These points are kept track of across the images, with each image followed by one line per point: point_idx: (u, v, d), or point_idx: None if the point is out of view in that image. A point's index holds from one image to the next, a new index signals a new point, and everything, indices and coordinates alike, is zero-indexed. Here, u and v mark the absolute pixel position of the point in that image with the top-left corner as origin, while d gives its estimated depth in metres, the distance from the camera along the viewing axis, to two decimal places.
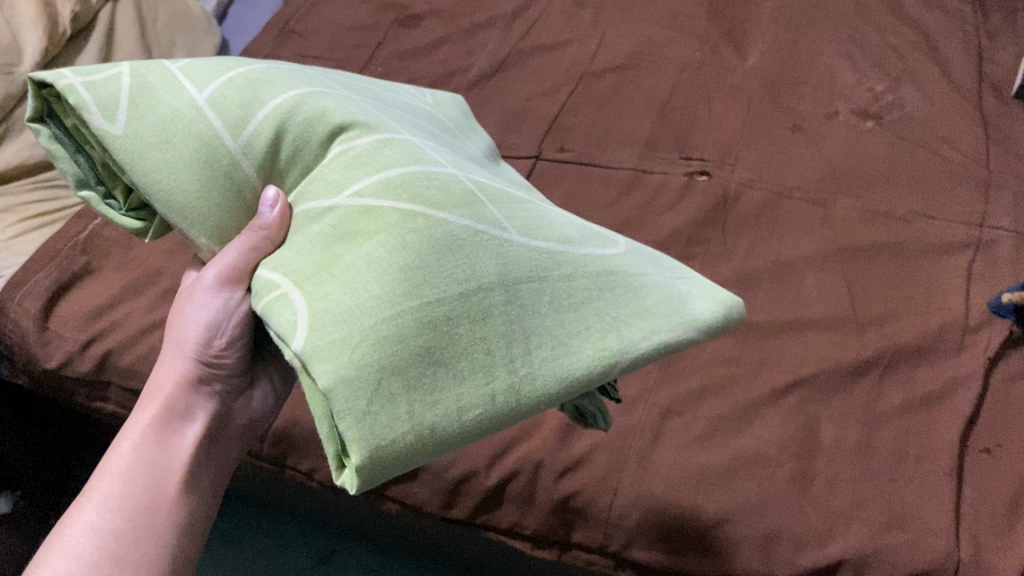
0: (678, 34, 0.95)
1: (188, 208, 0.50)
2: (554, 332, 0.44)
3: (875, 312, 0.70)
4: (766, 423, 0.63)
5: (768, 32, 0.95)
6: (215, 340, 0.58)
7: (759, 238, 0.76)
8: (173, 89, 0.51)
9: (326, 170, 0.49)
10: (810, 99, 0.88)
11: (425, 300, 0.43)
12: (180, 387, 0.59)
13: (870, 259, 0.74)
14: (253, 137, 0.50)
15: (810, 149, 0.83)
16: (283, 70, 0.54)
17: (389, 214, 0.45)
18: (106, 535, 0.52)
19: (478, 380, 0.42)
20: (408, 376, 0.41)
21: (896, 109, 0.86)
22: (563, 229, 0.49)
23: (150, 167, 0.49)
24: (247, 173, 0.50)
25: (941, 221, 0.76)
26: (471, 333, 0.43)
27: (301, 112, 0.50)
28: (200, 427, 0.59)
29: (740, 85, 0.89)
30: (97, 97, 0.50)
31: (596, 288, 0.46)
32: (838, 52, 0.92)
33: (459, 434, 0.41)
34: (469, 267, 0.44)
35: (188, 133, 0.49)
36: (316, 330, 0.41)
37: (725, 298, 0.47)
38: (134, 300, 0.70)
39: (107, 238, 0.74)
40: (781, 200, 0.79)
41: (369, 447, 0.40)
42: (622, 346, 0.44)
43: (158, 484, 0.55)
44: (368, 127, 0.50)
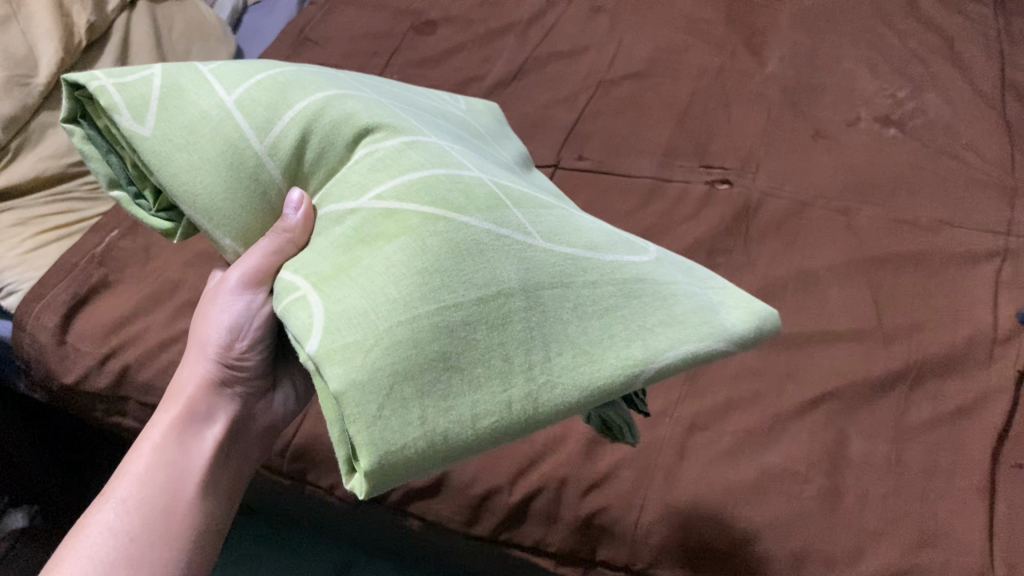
0: (696, 39, 0.94)
1: (213, 208, 0.49)
2: (576, 339, 0.44)
3: (901, 324, 0.69)
4: (794, 439, 0.63)
5: (786, 38, 0.94)
6: (237, 343, 0.58)
7: (782, 248, 0.76)
8: (202, 91, 0.51)
9: (351, 173, 0.49)
10: (831, 106, 0.87)
11: (444, 305, 0.42)
12: (202, 389, 0.59)
13: (896, 270, 0.73)
14: (279, 139, 0.49)
15: (832, 158, 0.82)
16: (312, 73, 0.54)
17: (410, 216, 0.45)
18: (123, 537, 0.53)
19: (494, 387, 0.42)
20: (424, 381, 0.41)
21: (918, 115, 0.85)
22: (591, 235, 0.49)
23: (177, 167, 0.49)
24: (273, 175, 0.50)
25: (966, 231, 0.75)
26: (489, 339, 0.43)
27: (327, 114, 0.50)
28: (220, 430, 0.59)
29: (760, 92, 0.88)
30: (128, 98, 0.50)
31: (622, 296, 0.45)
32: (859, 58, 0.91)
33: (473, 441, 0.41)
34: (489, 273, 0.44)
35: (215, 134, 0.49)
36: (332, 332, 0.41)
37: (759, 310, 0.46)
38: (153, 313, 0.69)
39: (125, 250, 0.74)
40: (804, 209, 0.78)
41: (380, 451, 0.39)
42: (647, 356, 0.43)
43: (175, 486, 0.55)
44: (394, 128, 0.50)
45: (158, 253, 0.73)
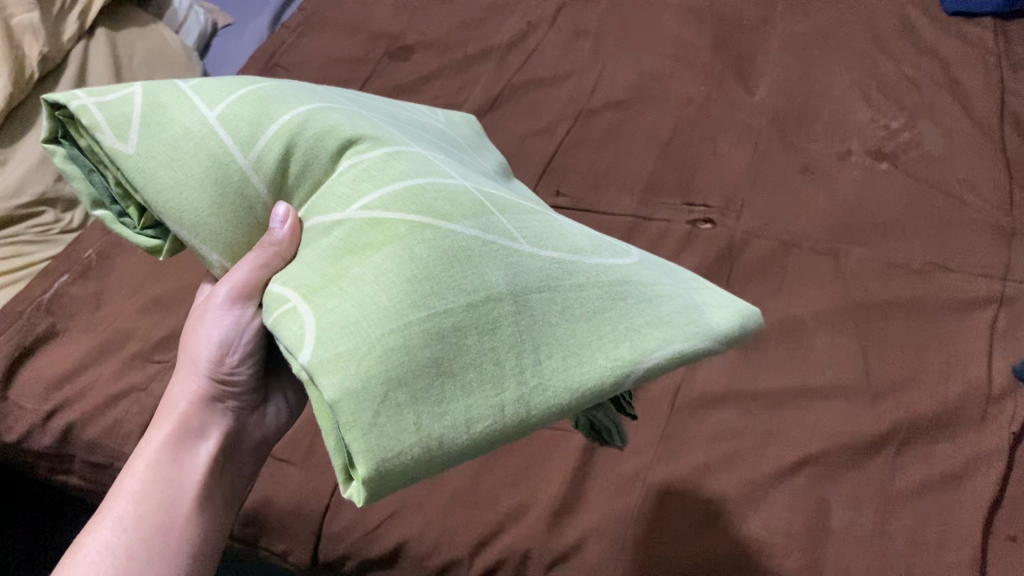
0: (682, 65, 0.90)
1: (200, 224, 0.46)
2: (566, 341, 0.42)
3: (890, 379, 0.65)
4: (773, 508, 0.59)
5: (776, 64, 0.90)
6: (227, 357, 0.56)
7: (766, 294, 0.72)
8: (183, 107, 0.48)
9: (335, 185, 0.46)
10: (822, 136, 0.83)
11: (433, 310, 0.40)
12: (195, 404, 0.56)
13: (886, 318, 0.69)
14: (264, 153, 0.47)
15: (821, 194, 0.78)
16: (295, 86, 0.52)
17: (397, 226, 0.43)
18: (121, 554, 0.50)
19: (487, 390, 0.40)
20: (416, 387, 0.39)
21: (912, 148, 0.81)
22: (574, 238, 0.47)
23: (162, 185, 0.46)
24: (259, 190, 0.47)
25: (962, 274, 0.71)
26: (480, 344, 0.41)
27: (311, 127, 0.47)
28: (215, 444, 0.56)
29: (747, 121, 0.84)
30: (110, 116, 0.47)
31: (608, 297, 0.44)
32: (851, 85, 0.87)
33: (468, 445, 0.39)
34: (478, 277, 0.42)
35: (199, 150, 0.47)
36: (324, 341, 0.38)
37: (744, 310, 0.46)
38: (101, 367, 0.66)
39: (76, 297, 0.70)
40: (790, 251, 0.74)
41: (378, 457, 0.37)
42: (636, 356, 0.42)
43: (172, 501, 0.52)
44: (378, 140, 0.48)
45: (109, 301, 0.70)
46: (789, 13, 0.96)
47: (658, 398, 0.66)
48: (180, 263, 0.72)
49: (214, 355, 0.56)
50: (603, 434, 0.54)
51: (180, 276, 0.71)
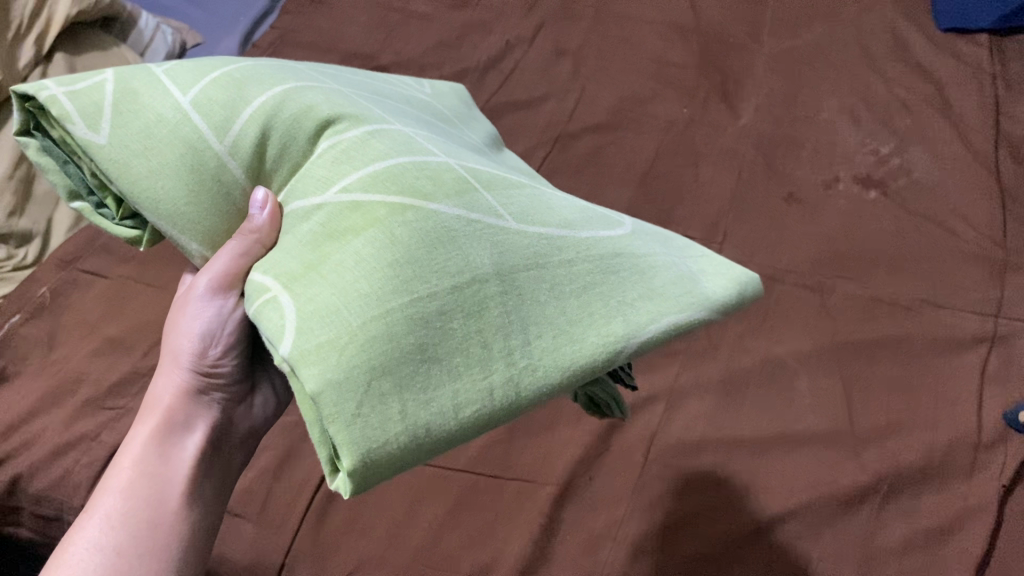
0: (665, 87, 0.87)
1: (178, 215, 0.42)
2: (557, 319, 0.38)
3: (875, 425, 0.62)
4: (749, 568, 0.56)
5: (763, 84, 0.87)
6: (210, 349, 0.52)
7: (748, 331, 0.69)
8: (156, 93, 0.43)
9: (314, 168, 0.42)
10: (808, 163, 0.80)
11: (416, 294, 0.36)
12: (179, 397, 0.52)
13: (871, 359, 0.66)
14: (239, 139, 0.43)
15: (807, 225, 0.75)
16: (270, 63, 0.47)
17: (377, 208, 0.39)
18: (109, 554, 0.46)
19: (475, 374, 0.36)
20: (400, 375, 0.35)
21: (902, 174, 0.79)
22: (563, 211, 0.43)
23: (137, 175, 0.42)
24: (236, 176, 0.43)
25: (952, 311, 0.68)
26: (466, 327, 0.37)
27: (287, 108, 0.43)
28: (202, 437, 0.52)
29: (731, 147, 0.81)
30: (80, 105, 0.43)
31: (599, 271, 0.40)
32: (840, 108, 0.85)
33: (457, 434, 0.35)
34: (462, 259, 0.38)
35: (174, 139, 0.42)
36: (303, 332, 0.34)
37: (739, 275, 0.42)
38: (51, 415, 0.63)
39: (26, 340, 0.68)
40: (773, 285, 0.72)
41: (361, 451, 0.33)
42: (630, 331, 0.38)
43: (160, 497, 0.48)
44: (358, 118, 0.43)
45: (61, 343, 0.67)
46: (778, 30, 0.93)
47: (632, 443, 0.63)
48: (136, 302, 0.70)
49: (197, 347, 0.52)
50: (603, 407, 0.53)
51: (136, 316, 0.69)
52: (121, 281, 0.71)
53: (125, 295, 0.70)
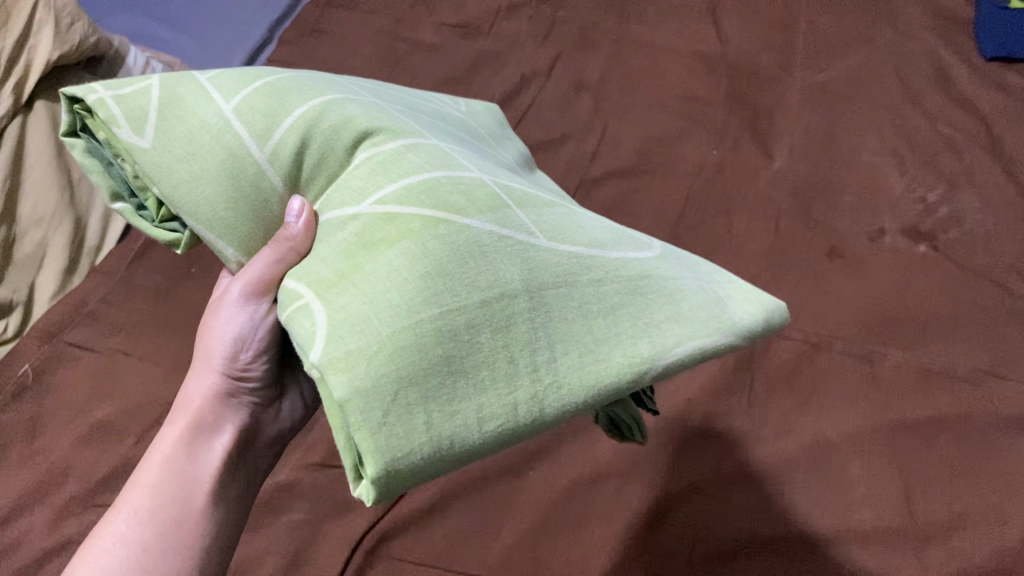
0: (693, 126, 0.81)
1: (216, 219, 0.42)
2: (583, 337, 0.37)
3: (937, 520, 0.57)
4: None
5: (797, 122, 0.81)
6: (241, 353, 0.50)
7: (793, 408, 0.63)
8: (198, 97, 0.43)
9: (350, 179, 0.42)
10: (849, 212, 0.74)
11: (446, 306, 0.35)
12: (209, 400, 0.51)
13: (929, 441, 0.61)
14: (279, 147, 0.43)
15: (852, 285, 0.69)
16: (311, 77, 0.47)
17: (411, 221, 0.38)
18: (136, 547, 0.45)
19: (500, 388, 0.35)
20: (426, 385, 0.34)
21: (953, 225, 0.73)
22: (593, 231, 0.42)
23: (178, 179, 0.42)
24: (274, 183, 0.43)
25: (1016, 384, 0.63)
26: (493, 342, 0.36)
27: (327, 119, 0.43)
28: (229, 439, 0.51)
29: (765, 194, 0.76)
30: (126, 108, 0.43)
31: (628, 292, 0.39)
32: (881, 148, 0.79)
33: (479, 447, 0.34)
34: (492, 274, 0.37)
35: (215, 145, 0.42)
36: (335, 339, 0.34)
37: (768, 303, 0.40)
38: (35, 514, 0.58)
39: (8, 426, 0.62)
40: (818, 353, 0.66)
41: (387, 458, 0.32)
42: (654, 353, 0.37)
43: (186, 495, 0.47)
44: (395, 132, 0.43)
45: (46, 429, 0.62)
46: (811, 59, 0.87)
47: (672, 540, 0.57)
48: (127, 379, 0.64)
49: (227, 351, 0.50)
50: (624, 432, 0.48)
51: (126, 396, 0.63)
52: (110, 355, 0.66)
53: (114, 372, 0.65)
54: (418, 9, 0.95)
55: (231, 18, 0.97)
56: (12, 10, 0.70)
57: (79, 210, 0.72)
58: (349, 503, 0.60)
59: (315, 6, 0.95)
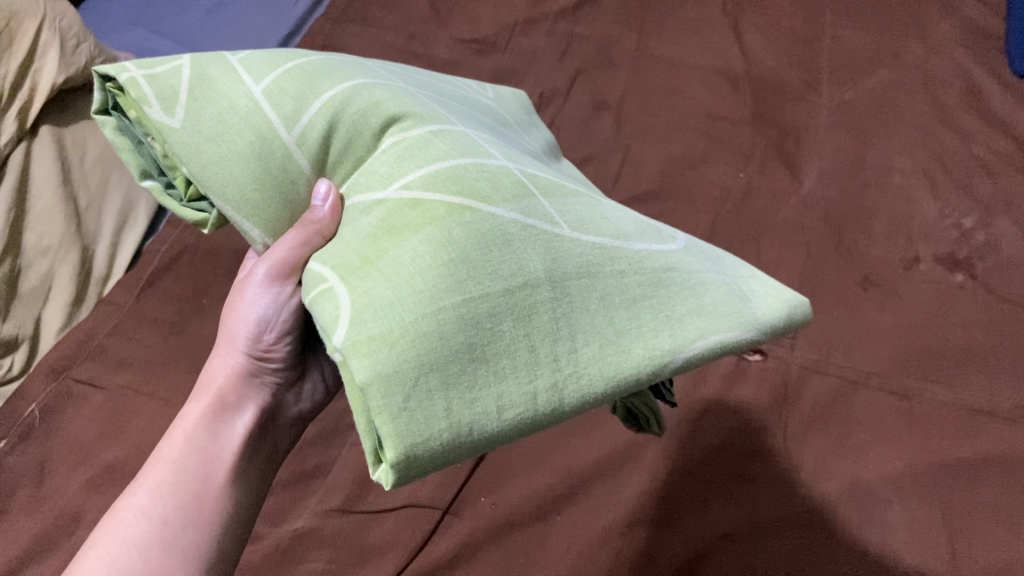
0: (718, 148, 0.79)
1: (243, 202, 0.41)
2: (605, 328, 0.36)
3: (986, 570, 0.54)
4: None
5: (826, 143, 0.79)
6: (265, 335, 0.49)
7: (830, 449, 0.61)
8: (230, 80, 0.42)
9: (376, 163, 0.41)
10: (882, 239, 0.72)
11: (469, 294, 0.34)
12: (231, 379, 0.49)
13: (973, 485, 0.58)
14: (307, 130, 0.41)
15: (888, 316, 0.67)
16: (337, 62, 0.46)
17: (437, 206, 0.37)
18: (157, 521, 0.43)
19: (521, 377, 0.33)
20: (447, 372, 0.32)
21: (990, 253, 0.70)
22: (617, 222, 0.41)
23: (206, 160, 0.40)
24: (301, 166, 0.41)
25: None
26: (516, 330, 0.34)
27: (355, 103, 0.42)
28: (252, 418, 0.49)
29: (795, 221, 0.73)
30: (158, 89, 0.41)
31: (650, 285, 0.38)
32: (913, 170, 0.76)
33: (498, 437, 0.32)
34: (516, 261, 0.36)
35: (245, 126, 0.41)
36: (355, 324, 0.32)
37: (790, 299, 0.40)
38: (43, 563, 0.55)
39: (13, 470, 0.59)
40: (854, 390, 0.63)
41: (405, 445, 0.30)
42: (677, 347, 0.36)
43: (207, 470, 0.45)
44: (422, 117, 0.42)
45: (53, 473, 0.59)
46: (838, 76, 0.85)
47: None
48: (137, 419, 0.62)
49: (251, 332, 0.48)
50: (642, 422, 0.50)
51: (137, 437, 0.61)
52: (121, 393, 0.63)
53: (125, 411, 0.62)
54: (431, 24, 0.92)
55: (230, 32, 0.92)
56: (14, 35, 0.67)
57: (86, 239, 0.69)
58: (368, 550, 0.58)
59: (325, 21, 0.92)
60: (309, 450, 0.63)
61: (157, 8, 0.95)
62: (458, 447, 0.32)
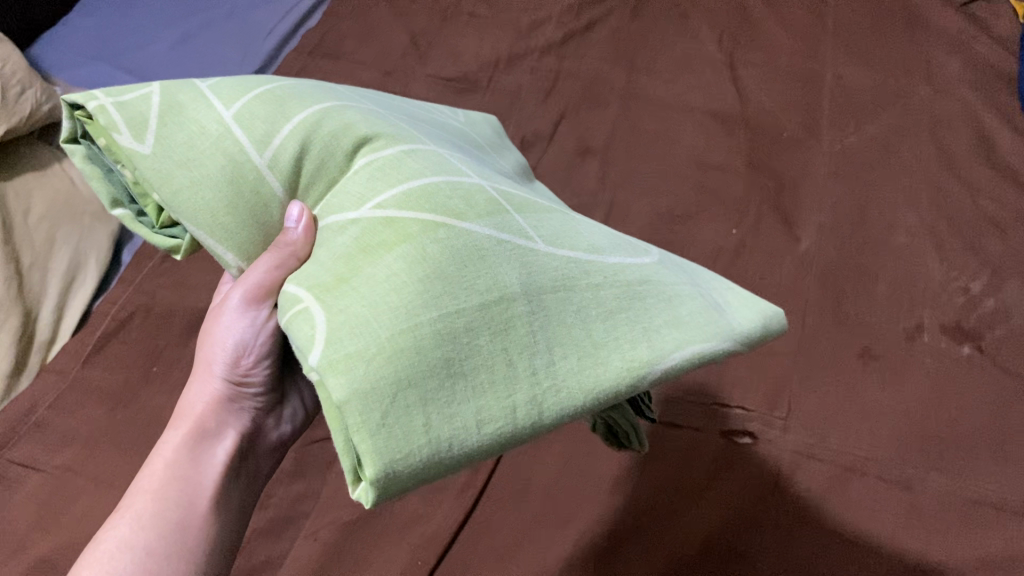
0: (710, 200, 0.74)
1: (217, 225, 0.40)
2: (582, 341, 0.35)
3: None
4: None
5: (824, 195, 0.74)
6: (243, 359, 0.49)
7: (826, 546, 0.56)
8: (200, 106, 0.42)
9: (349, 184, 0.40)
10: (884, 304, 0.67)
11: (445, 309, 0.34)
12: (211, 407, 0.50)
13: None
14: (279, 151, 0.41)
15: (888, 393, 0.62)
16: (311, 85, 0.46)
17: (410, 225, 0.36)
18: (140, 552, 0.43)
19: (499, 391, 0.33)
20: (426, 387, 0.32)
21: (1000, 321, 0.65)
22: (592, 237, 0.40)
23: (178, 185, 0.40)
24: (275, 189, 0.41)
25: None
26: (492, 345, 0.34)
27: (327, 124, 0.42)
28: (230, 445, 0.49)
29: (791, 284, 0.69)
30: (127, 114, 0.41)
31: (626, 297, 0.37)
32: (918, 226, 0.71)
33: (478, 451, 0.32)
34: (490, 278, 0.35)
35: (216, 151, 0.40)
36: (333, 342, 0.32)
37: (764, 310, 0.39)
38: None
39: None
40: (852, 477, 0.59)
41: (385, 460, 0.30)
42: (653, 357, 0.35)
43: (188, 499, 0.46)
44: (394, 138, 0.42)
45: None
46: (839, 120, 0.80)
47: None
48: (77, 503, 0.57)
49: (228, 356, 0.49)
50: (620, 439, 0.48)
51: (75, 524, 0.56)
52: (61, 473, 0.59)
53: (64, 493, 0.58)
54: (410, 60, 0.88)
55: (191, 62, 0.88)
56: None
57: (30, 302, 0.65)
58: None
59: (298, 56, 0.88)
60: (260, 544, 0.60)
61: (113, 43, 0.91)
62: (440, 463, 0.31)
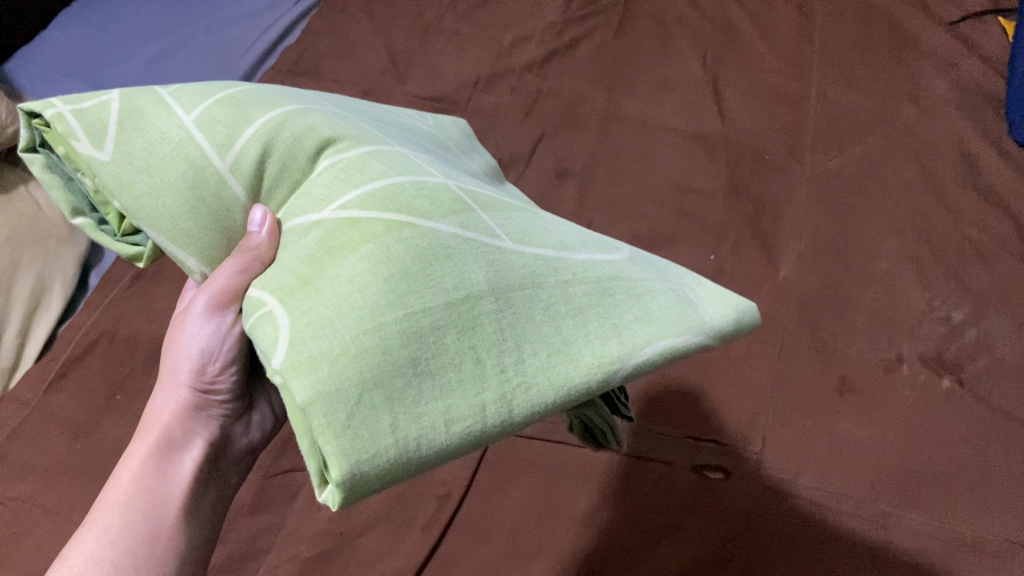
0: (688, 225, 0.73)
1: (179, 232, 0.39)
2: (552, 337, 0.34)
3: None
4: None
5: (806, 220, 0.73)
6: (209, 367, 0.47)
7: None
8: (161, 111, 0.40)
9: (313, 186, 0.38)
10: (863, 335, 0.65)
11: (410, 308, 0.32)
12: (177, 415, 0.48)
13: None
14: (241, 155, 0.39)
15: (866, 427, 0.61)
16: (272, 89, 0.44)
17: (374, 225, 0.35)
18: (107, 566, 0.42)
19: (467, 390, 0.32)
20: (392, 387, 0.31)
21: (982, 352, 0.64)
22: (561, 234, 0.39)
23: (138, 192, 0.38)
24: (238, 194, 0.39)
25: None
26: (460, 343, 0.33)
27: (290, 126, 0.40)
28: (199, 452, 0.48)
29: (768, 313, 0.67)
30: (85, 122, 0.39)
31: (596, 293, 0.36)
32: (900, 253, 0.70)
33: (446, 450, 0.31)
34: (457, 276, 0.34)
35: (177, 157, 0.39)
36: (296, 344, 0.30)
37: (737, 303, 0.38)
38: None
39: None
40: (826, 514, 0.57)
41: (350, 462, 0.29)
42: (625, 353, 0.34)
43: (156, 510, 0.44)
44: (358, 139, 0.40)
45: None
46: (822, 143, 0.78)
47: None
48: (33, 537, 0.56)
49: (195, 364, 0.47)
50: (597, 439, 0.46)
51: (30, 559, 0.55)
52: (19, 506, 0.58)
53: (21, 526, 0.57)
54: (390, 80, 0.87)
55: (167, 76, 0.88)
56: None
57: None
58: None
59: (277, 74, 0.88)
60: None
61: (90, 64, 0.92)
62: (406, 464, 0.30)
